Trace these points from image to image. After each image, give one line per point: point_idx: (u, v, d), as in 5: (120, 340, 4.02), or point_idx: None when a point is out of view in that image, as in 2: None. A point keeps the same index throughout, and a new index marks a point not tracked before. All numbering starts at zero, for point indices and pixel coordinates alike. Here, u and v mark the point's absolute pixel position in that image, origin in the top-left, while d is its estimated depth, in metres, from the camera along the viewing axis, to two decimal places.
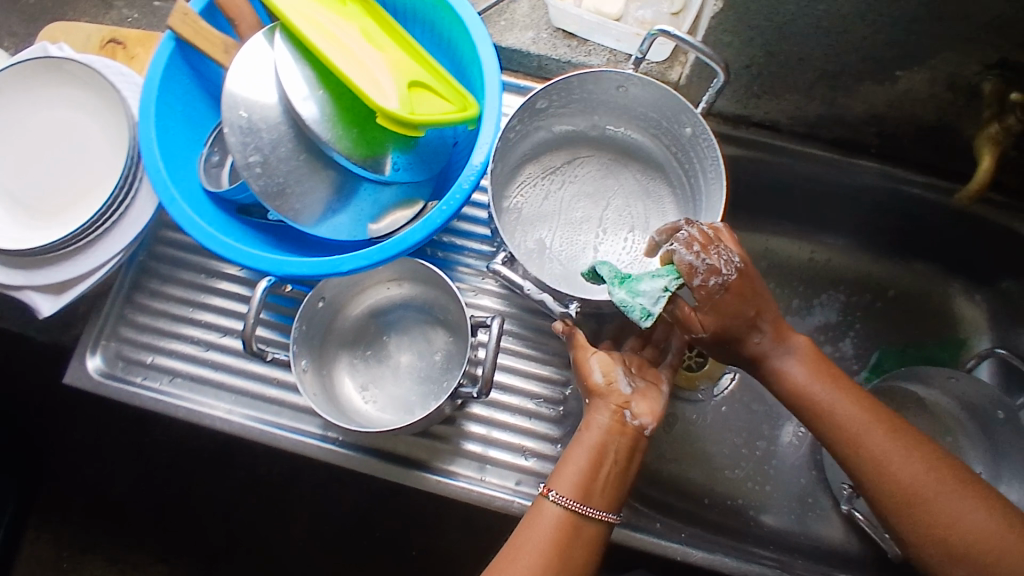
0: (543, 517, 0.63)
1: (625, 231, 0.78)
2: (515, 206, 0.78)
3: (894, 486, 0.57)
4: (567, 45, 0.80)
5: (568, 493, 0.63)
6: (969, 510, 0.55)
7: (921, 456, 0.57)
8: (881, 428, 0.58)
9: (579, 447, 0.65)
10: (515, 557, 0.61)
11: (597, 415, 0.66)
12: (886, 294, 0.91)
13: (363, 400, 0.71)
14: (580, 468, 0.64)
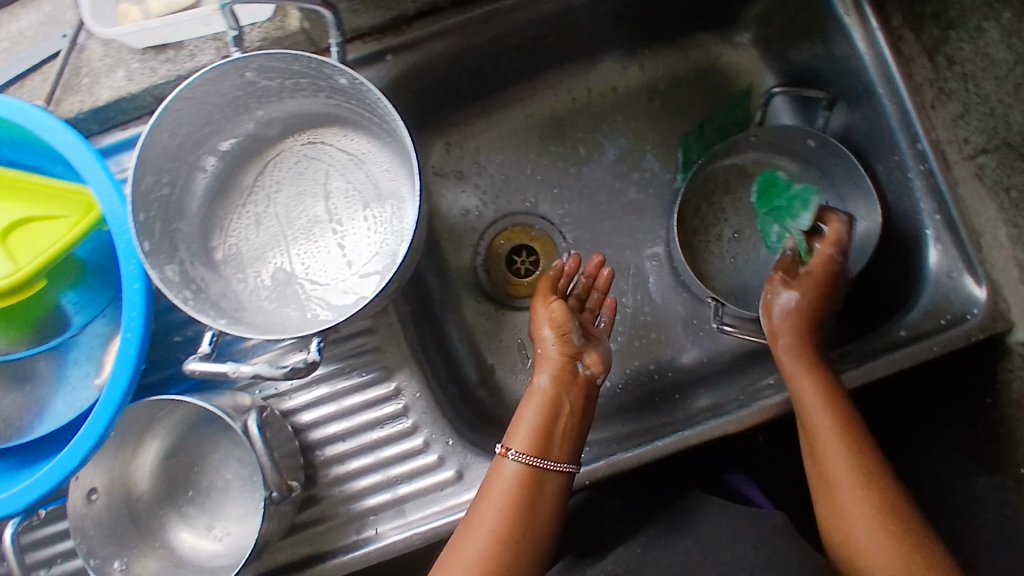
0: (501, 473, 0.58)
1: (359, 212, 0.66)
2: (230, 256, 0.65)
3: (830, 473, 0.56)
4: (164, 61, 0.61)
5: (518, 447, 0.59)
6: (885, 539, 0.52)
7: (864, 483, 0.55)
8: (844, 448, 0.57)
9: (536, 398, 0.61)
10: (472, 527, 0.56)
11: (550, 365, 0.63)
12: (659, 86, 0.82)
13: (215, 541, 0.63)
14: (536, 418, 0.60)
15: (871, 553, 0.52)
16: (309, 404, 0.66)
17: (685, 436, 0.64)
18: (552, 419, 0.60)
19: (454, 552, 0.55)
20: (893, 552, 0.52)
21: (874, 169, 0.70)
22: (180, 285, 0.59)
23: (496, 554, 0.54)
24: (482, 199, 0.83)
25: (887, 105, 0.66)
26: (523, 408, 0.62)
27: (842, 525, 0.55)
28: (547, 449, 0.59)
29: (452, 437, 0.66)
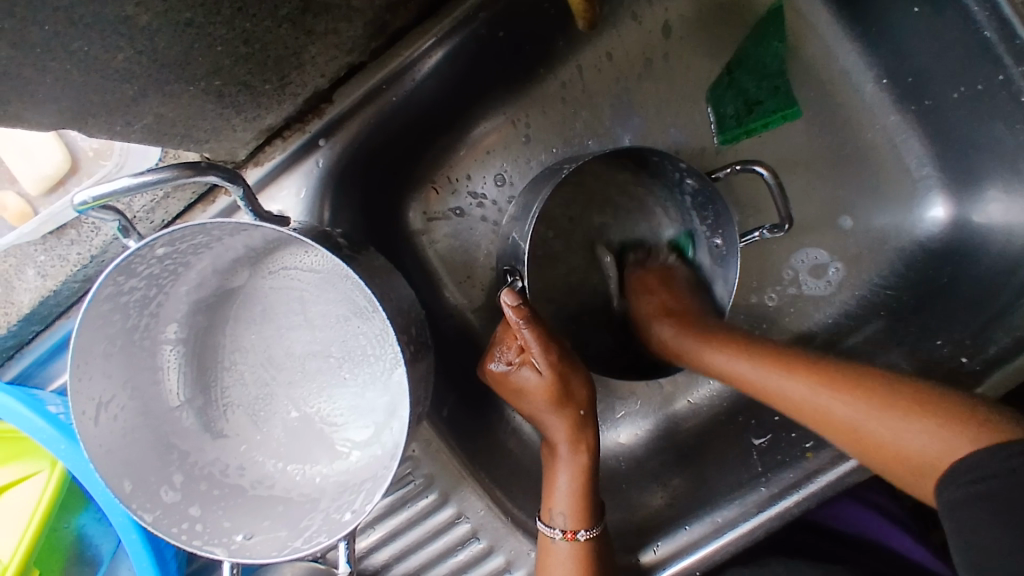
0: (555, 557, 0.54)
1: (351, 333, 0.56)
2: (233, 427, 0.57)
3: (783, 396, 0.51)
4: (69, 243, 0.53)
5: (568, 527, 0.54)
6: (908, 425, 0.44)
7: (822, 384, 0.49)
8: (774, 370, 0.52)
9: (561, 466, 0.56)
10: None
11: (564, 421, 0.56)
12: (666, 40, 0.64)
13: None
14: (579, 491, 0.55)
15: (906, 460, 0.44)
16: (376, 544, 0.58)
17: (803, 495, 0.53)
18: (588, 474, 0.56)
19: None
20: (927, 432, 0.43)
21: (974, 87, 0.53)
22: (188, 500, 0.51)
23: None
24: (495, 230, 0.68)
25: (976, 11, 0.48)
26: (549, 478, 0.57)
27: (881, 453, 0.45)
28: (590, 521, 0.55)
29: (532, 547, 0.58)
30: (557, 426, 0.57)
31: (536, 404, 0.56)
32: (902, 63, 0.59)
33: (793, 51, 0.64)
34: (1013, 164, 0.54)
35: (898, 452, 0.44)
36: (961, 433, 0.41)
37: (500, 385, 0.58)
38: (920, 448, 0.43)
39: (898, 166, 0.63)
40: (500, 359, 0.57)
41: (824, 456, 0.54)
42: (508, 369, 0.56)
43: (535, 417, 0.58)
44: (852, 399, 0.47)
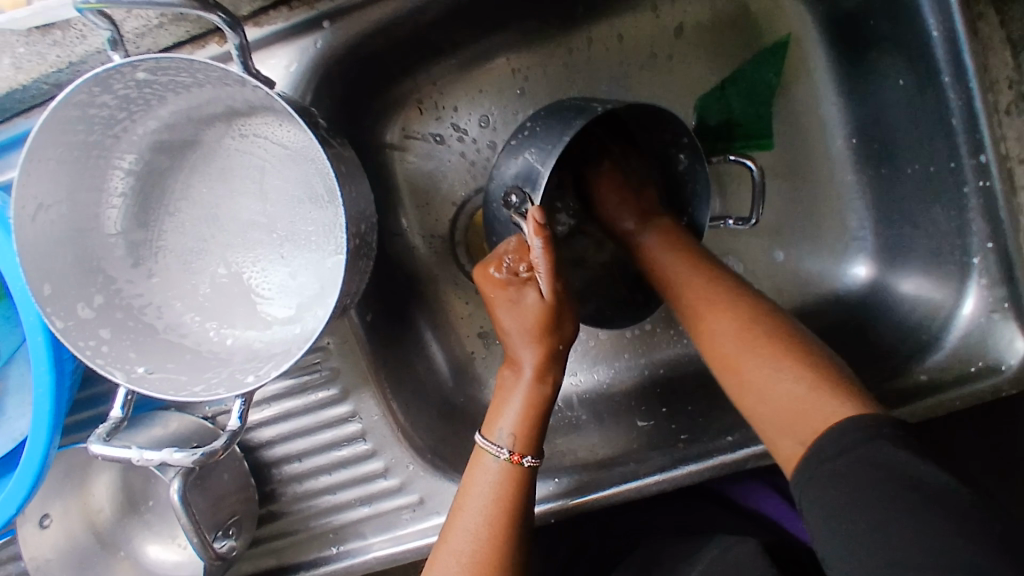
0: (483, 470, 0.54)
1: (300, 216, 0.58)
2: (161, 269, 0.58)
3: (702, 322, 0.54)
4: (51, 44, 0.51)
5: (513, 449, 0.54)
6: (785, 373, 0.48)
7: (737, 318, 0.52)
8: (708, 283, 0.55)
9: (520, 391, 0.55)
10: (455, 533, 0.52)
11: (539, 351, 0.55)
12: (674, 38, 0.67)
13: (179, 550, 0.61)
14: (526, 417, 0.54)
15: (771, 398, 0.48)
16: (263, 421, 0.61)
17: (665, 477, 0.58)
18: (541, 405, 0.55)
19: (440, 555, 0.51)
20: (796, 383, 0.47)
21: (928, 168, 0.58)
22: (101, 322, 0.52)
23: (483, 569, 0.50)
24: (467, 165, 0.71)
25: (951, 100, 0.53)
26: (501, 395, 0.56)
27: (741, 385, 0.50)
28: (535, 449, 0.54)
29: (412, 460, 0.61)
30: (534, 358, 0.55)
31: (521, 324, 0.55)
32: (875, 128, 0.63)
33: (783, 86, 0.67)
34: (935, 250, 0.59)
35: (779, 416, 0.47)
36: (835, 399, 0.45)
37: (489, 292, 0.55)
38: (792, 396, 0.47)
39: (841, 222, 0.68)
40: (506, 267, 0.55)
41: (694, 451, 0.59)
42: (507, 278, 0.54)
43: (504, 330, 0.56)
44: (743, 321, 0.52)
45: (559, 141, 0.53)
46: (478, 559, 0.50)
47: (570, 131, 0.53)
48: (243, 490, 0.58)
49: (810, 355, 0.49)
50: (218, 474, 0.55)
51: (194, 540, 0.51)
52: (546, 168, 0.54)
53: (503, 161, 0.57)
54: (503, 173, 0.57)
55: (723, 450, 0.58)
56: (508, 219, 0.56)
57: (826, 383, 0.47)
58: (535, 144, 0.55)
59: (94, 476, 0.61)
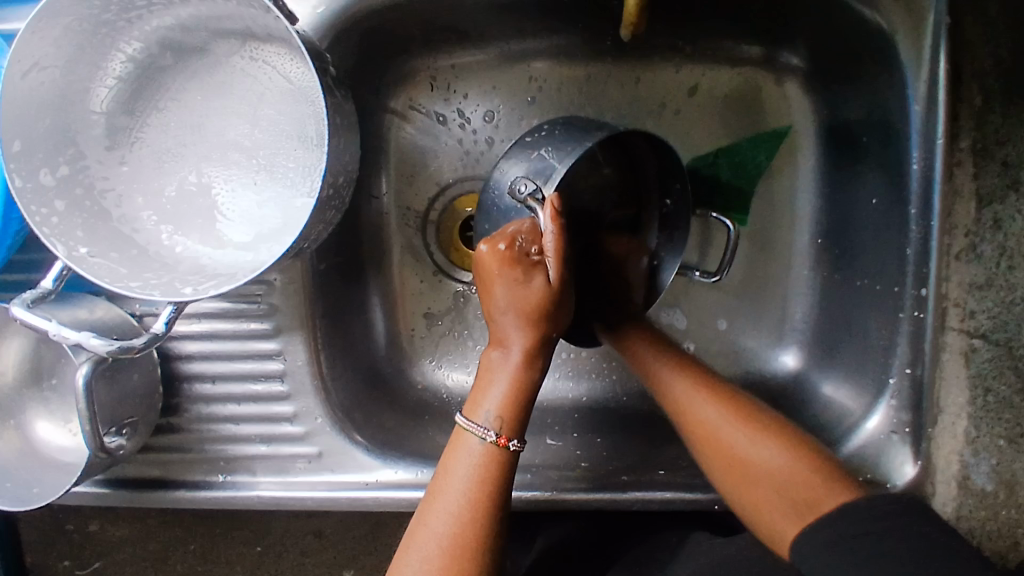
0: (465, 449, 0.51)
1: (284, 150, 0.58)
2: (134, 160, 0.57)
3: (691, 414, 0.55)
4: None
5: (500, 430, 0.51)
6: (772, 446, 0.51)
7: (724, 401, 0.54)
8: (677, 375, 0.57)
9: (504, 369, 0.52)
10: (430, 518, 0.49)
11: (529, 334, 0.52)
12: (686, 96, 0.69)
13: (69, 436, 0.62)
14: (511, 400, 0.51)
15: (766, 503, 0.50)
16: (189, 335, 0.61)
17: (553, 496, 0.60)
18: (526, 391, 0.52)
19: (414, 535, 0.49)
20: (779, 455, 0.51)
21: (876, 286, 0.61)
22: (59, 192, 0.52)
23: (456, 560, 0.47)
24: (462, 151, 0.73)
25: (913, 231, 0.56)
26: (484, 376, 0.53)
27: (733, 465, 0.52)
28: (519, 431, 0.52)
29: (322, 414, 0.62)
30: (518, 342, 0.52)
31: (516, 304, 0.52)
32: (841, 235, 0.66)
33: (771, 172, 0.70)
34: (859, 363, 0.62)
35: (783, 485, 0.49)
36: (835, 488, 0.48)
37: (484, 269, 0.53)
38: (775, 466, 0.50)
39: (783, 310, 0.71)
40: (518, 244, 0.52)
41: (587, 482, 0.61)
42: (510, 253, 0.52)
43: (491, 302, 0.53)
44: (730, 414, 0.54)
45: (580, 145, 0.54)
46: (455, 547, 0.48)
47: (592, 140, 0.54)
48: (148, 395, 0.58)
49: (792, 437, 0.52)
50: (128, 374, 0.56)
51: (86, 427, 0.50)
52: (560, 165, 0.54)
53: (517, 151, 0.57)
54: (508, 167, 0.57)
55: (613, 488, 0.60)
56: (513, 206, 0.56)
57: (808, 459, 0.50)
58: (551, 142, 0.56)
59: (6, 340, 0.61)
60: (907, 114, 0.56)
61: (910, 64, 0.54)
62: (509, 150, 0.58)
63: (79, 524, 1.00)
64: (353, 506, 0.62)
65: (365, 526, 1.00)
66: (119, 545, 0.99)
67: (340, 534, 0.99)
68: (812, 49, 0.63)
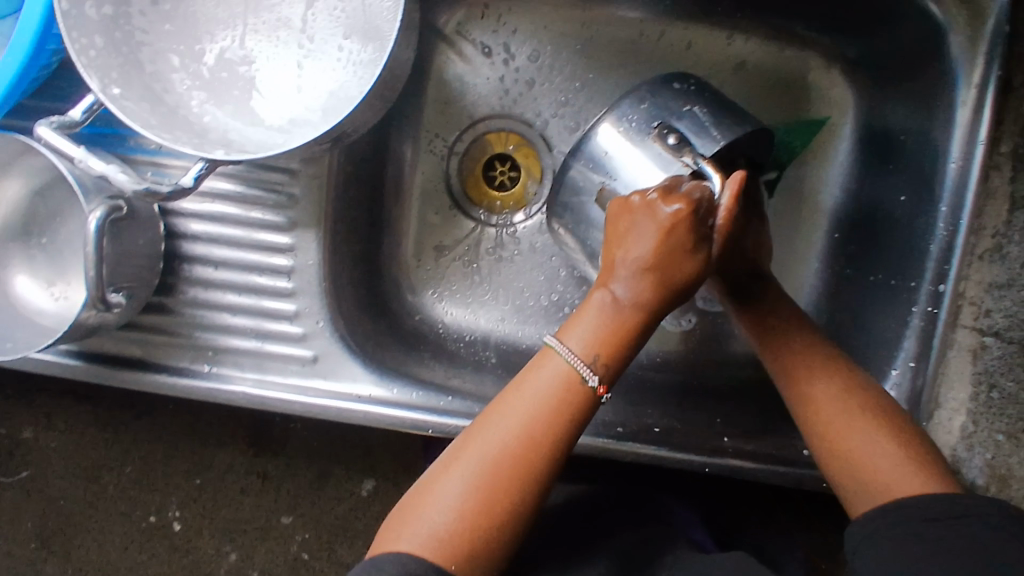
0: (557, 374, 0.45)
1: (336, 37, 0.56)
2: (179, 19, 0.55)
3: (806, 392, 0.50)
4: None
5: (603, 377, 0.45)
6: (886, 445, 0.46)
7: (836, 376, 0.50)
8: (801, 343, 0.52)
9: (614, 316, 0.46)
10: (491, 424, 0.45)
11: (661, 296, 0.46)
12: (731, 70, 0.70)
13: (50, 300, 0.57)
14: (612, 341, 0.45)
15: (878, 471, 0.46)
16: (198, 214, 0.59)
17: None
18: (631, 343, 0.47)
19: (468, 444, 0.45)
20: (890, 448, 0.46)
21: (890, 279, 0.62)
22: (98, 28, 0.50)
23: (509, 476, 0.43)
24: (500, 88, 0.71)
25: (939, 228, 0.57)
26: (584, 307, 0.47)
27: (868, 472, 0.46)
28: (615, 381, 0.47)
29: (324, 318, 0.60)
30: (637, 288, 0.45)
31: (667, 263, 0.44)
32: (861, 231, 0.67)
33: (802, 159, 0.71)
34: (864, 352, 0.62)
35: (892, 472, 0.45)
36: (933, 480, 0.44)
37: (645, 208, 0.45)
38: (884, 465, 0.46)
39: (791, 298, 0.71)
40: (699, 209, 0.44)
41: (581, 426, 0.60)
42: (680, 217, 0.44)
43: (626, 237, 0.46)
44: (844, 385, 0.49)
45: (743, 126, 0.53)
46: (511, 462, 0.44)
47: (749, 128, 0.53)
48: (149, 260, 0.55)
49: (907, 431, 0.47)
50: (133, 236, 0.53)
51: (92, 273, 0.48)
52: (718, 135, 0.52)
53: (668, 97, 0.54)
54: (659, 103, 0.54)
55: (607, 437, 0.60)
56: (643, 134, 0.53)
57: (910, 445, 0.46)
58: (710, 109, 0.54)
59: (4, 182, 0.57)
60: (951, 112, 0.57)
61: (963, 62, 0.56)
62: (654, 89, 0.55)
63: (12, 427, 0.95)
64: (340, 416, 0.59)
65: (311, 476, 0.94)
66: (56, 449, 0.94)
67: (284, 477, 0.94)
68: (864, 42, 0.65)
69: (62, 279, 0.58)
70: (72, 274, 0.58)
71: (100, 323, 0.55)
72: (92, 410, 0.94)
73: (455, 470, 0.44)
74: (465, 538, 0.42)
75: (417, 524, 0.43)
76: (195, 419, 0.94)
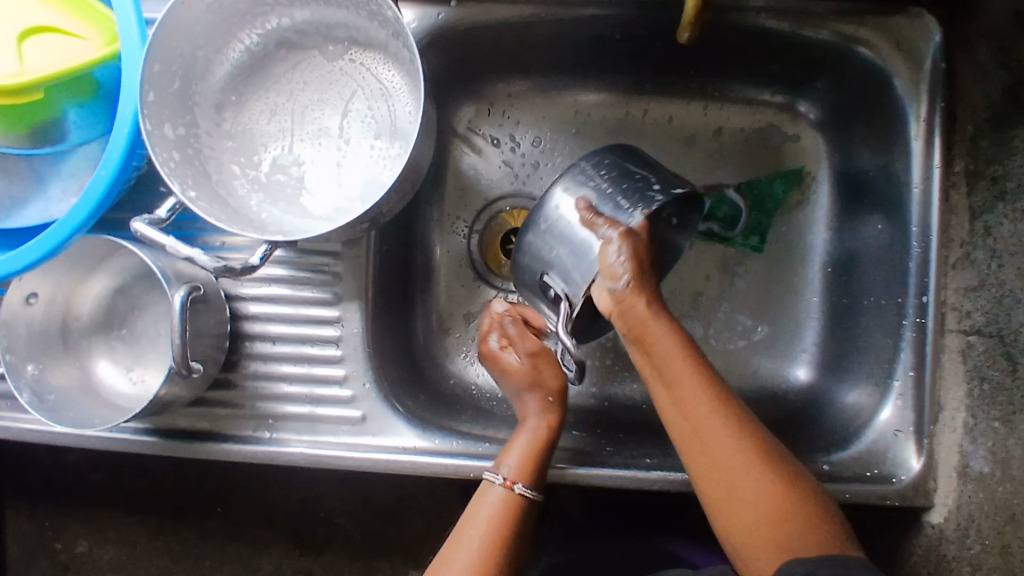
0: (488, 499, 0.58)
1: (368, 138, 0.66)
2: (239, 135, 0.65)
3: (705, 458, 0.51)
4: None
5: (509, 476, 0.59)
6: (764, 499, 0.49)
7: (745, 441, 0.51)
8: (709, 408, 0.52)
9: (530, 433, 0.62)
10: (450, 557, 0.55)
11: (534, 402, 0.65)
12: (712, 135, 0.79)
13: (128, 384, 0.66)
14: (531, 456, 0.60)
15: (765, 530, 0.48)
16: (256, 296, 0.67)
17: (582, 470, 0.64)
18: (545, 445, 0.62)
19: (433, 572, 0.55)
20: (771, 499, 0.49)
21: (879, 300, 0.68)
22: (176, 146, 0.60)
23: None
24: (509, 170, 0.81)
25: (913, 246, 0.64)
26: (512, 441, 0.62)
27: (746, 523, 0.49)
28: (536, 484, 0.59)
29: (369, 381, 0.67)
30: (533, 412, 0.64)
31: (516, 384, 0.67)
32: (848, 264, 0.74)
33: (786, 205, 0.79)
34: (868, 367, 0.67)
35: (780, 531, 0.48)
36: (813, 540, 0.47)
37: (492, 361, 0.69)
38: (770, 520, 0.48)
39: (795, 331, 0.77)
40: (496, 341, 0.69)
41: (613, 461, 0.65)
42: (496, 348, 0.69)
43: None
44: (764, 475, 0.50)
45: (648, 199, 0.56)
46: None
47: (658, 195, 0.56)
48: (217, 337, 0.63)
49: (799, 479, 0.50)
50: (204, 317, 0.61)
51: (177, 343, 0.55)
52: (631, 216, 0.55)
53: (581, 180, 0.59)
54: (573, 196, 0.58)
55: (637, 467, 0.64)
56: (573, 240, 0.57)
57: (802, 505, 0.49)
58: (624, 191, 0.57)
59: (89, 285, 0.66)
60: (906, 145, 0.64)
61: (910, 103, 0.63)
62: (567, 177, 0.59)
63: (67, 544, 0.99)
64: (390, 469, 0.65)
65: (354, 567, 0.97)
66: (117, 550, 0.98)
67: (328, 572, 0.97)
68: (824, 99, 0.74)
69: (137, 365, 0.66)
70: (147, 359, 0.66)
71: (174, 399, 0.62)
72: (147, 513, 0.99)
73: None
74: None
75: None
76: (242, 516, 0.98)
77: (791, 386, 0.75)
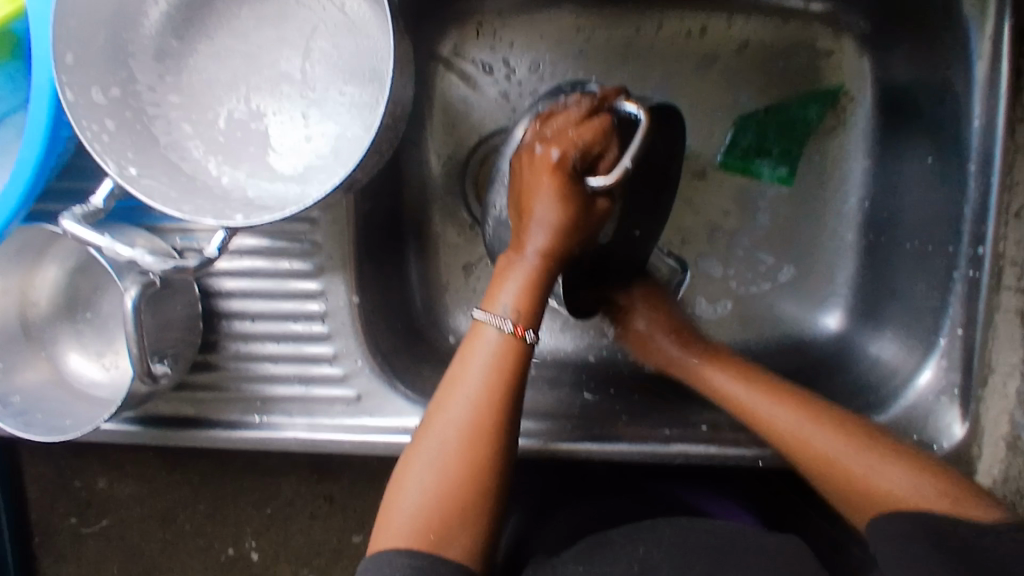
0: (480, 345, 0.48)
1: (336, 84, 0.56)
2: (184, 88, 0.56)
3: (813, 447, 0.52)
4: None
5: (515, 321, 0.47)
6: (892, 470, 0.49)
7: (840, 429, 0.52)
8: (791, 410, 0.54)
9: (520, 267, 0.48)
10: (440, 422, 0.46)
11: (542, 234, 0.47)
12: (735, 52, 0.69)
13: (102, 371, 0.60)
14: (525, 294, 0.48)
15: (888, 496, 0.49)
16: (229, 272, 0.60)
17: (597, 448, 0.60)
18: (539, 282, 0.48)
19: (419, 449, 0.46)
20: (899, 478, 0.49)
21: (925, 246, 0.60)
22: (110, 111, 0.52)
23: (462, 466, 0.45)
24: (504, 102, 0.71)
25: (970, 188, 0.55)
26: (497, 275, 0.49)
27: (856, 489, 0.50)
28: (535, 324, 0.49)
29: (362, 357, 0.61)
30: (534, 231, 0.48)
31: (535, 212, 0.48)
32: (889, 198, 0.66)
33: (820, 130, 0.69)
34: (909, 321, 0.61)
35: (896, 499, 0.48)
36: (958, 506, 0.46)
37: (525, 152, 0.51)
38: (906, 489, 0.48)
39: (826, 273, 0.70)
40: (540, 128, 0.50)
41: (629, 433, 0.61)
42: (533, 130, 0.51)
43: (529, 210, 0.48)
44: (869, 453, 0.50)
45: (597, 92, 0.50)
46: (464, 444, 0.45)
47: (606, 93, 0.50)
48: (190, 323, 0.57)
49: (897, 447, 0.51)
50: (171, 305, 0.55)
51: (133, 350, 0.50)
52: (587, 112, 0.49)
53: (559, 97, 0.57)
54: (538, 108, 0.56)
55: (655, 441, 0.60)
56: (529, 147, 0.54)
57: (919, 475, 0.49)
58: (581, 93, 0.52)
59: (44, 268, 0.60)
60: (967, 68, 0.55)
61: (974, 18, 0.53)
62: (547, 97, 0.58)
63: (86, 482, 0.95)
64: (391, 451, 0.60)
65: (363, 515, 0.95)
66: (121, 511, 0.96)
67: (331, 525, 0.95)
68: None
69: (107, 350, 0.60)
70: (117, 344, 0.60)
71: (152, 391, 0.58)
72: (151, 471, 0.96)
73: (416, 463, 0.46)
74: (438, 518, 0.44)
75: (396, 508, 0.45)
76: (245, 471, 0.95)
77: (820, 334, 0.69)
